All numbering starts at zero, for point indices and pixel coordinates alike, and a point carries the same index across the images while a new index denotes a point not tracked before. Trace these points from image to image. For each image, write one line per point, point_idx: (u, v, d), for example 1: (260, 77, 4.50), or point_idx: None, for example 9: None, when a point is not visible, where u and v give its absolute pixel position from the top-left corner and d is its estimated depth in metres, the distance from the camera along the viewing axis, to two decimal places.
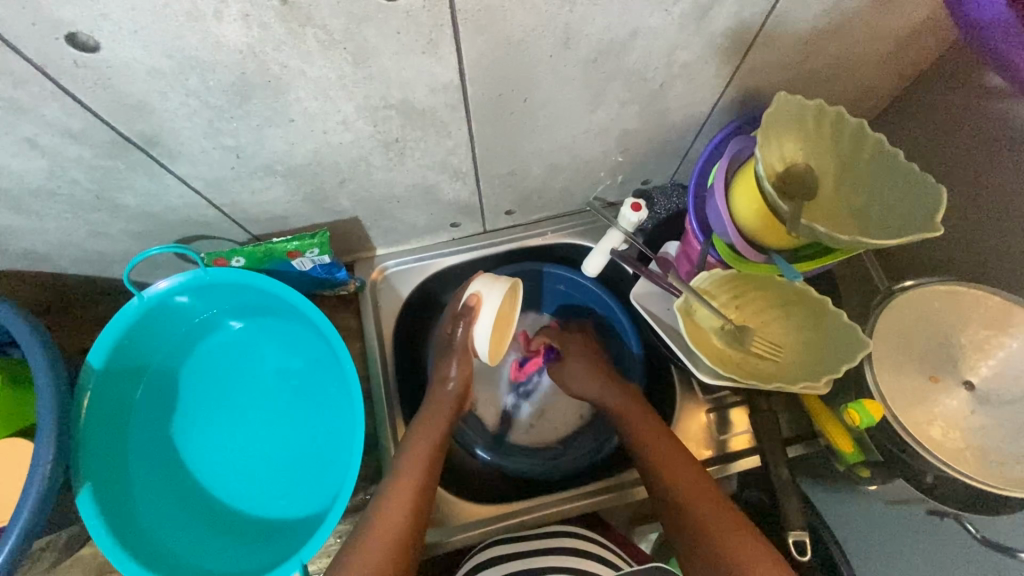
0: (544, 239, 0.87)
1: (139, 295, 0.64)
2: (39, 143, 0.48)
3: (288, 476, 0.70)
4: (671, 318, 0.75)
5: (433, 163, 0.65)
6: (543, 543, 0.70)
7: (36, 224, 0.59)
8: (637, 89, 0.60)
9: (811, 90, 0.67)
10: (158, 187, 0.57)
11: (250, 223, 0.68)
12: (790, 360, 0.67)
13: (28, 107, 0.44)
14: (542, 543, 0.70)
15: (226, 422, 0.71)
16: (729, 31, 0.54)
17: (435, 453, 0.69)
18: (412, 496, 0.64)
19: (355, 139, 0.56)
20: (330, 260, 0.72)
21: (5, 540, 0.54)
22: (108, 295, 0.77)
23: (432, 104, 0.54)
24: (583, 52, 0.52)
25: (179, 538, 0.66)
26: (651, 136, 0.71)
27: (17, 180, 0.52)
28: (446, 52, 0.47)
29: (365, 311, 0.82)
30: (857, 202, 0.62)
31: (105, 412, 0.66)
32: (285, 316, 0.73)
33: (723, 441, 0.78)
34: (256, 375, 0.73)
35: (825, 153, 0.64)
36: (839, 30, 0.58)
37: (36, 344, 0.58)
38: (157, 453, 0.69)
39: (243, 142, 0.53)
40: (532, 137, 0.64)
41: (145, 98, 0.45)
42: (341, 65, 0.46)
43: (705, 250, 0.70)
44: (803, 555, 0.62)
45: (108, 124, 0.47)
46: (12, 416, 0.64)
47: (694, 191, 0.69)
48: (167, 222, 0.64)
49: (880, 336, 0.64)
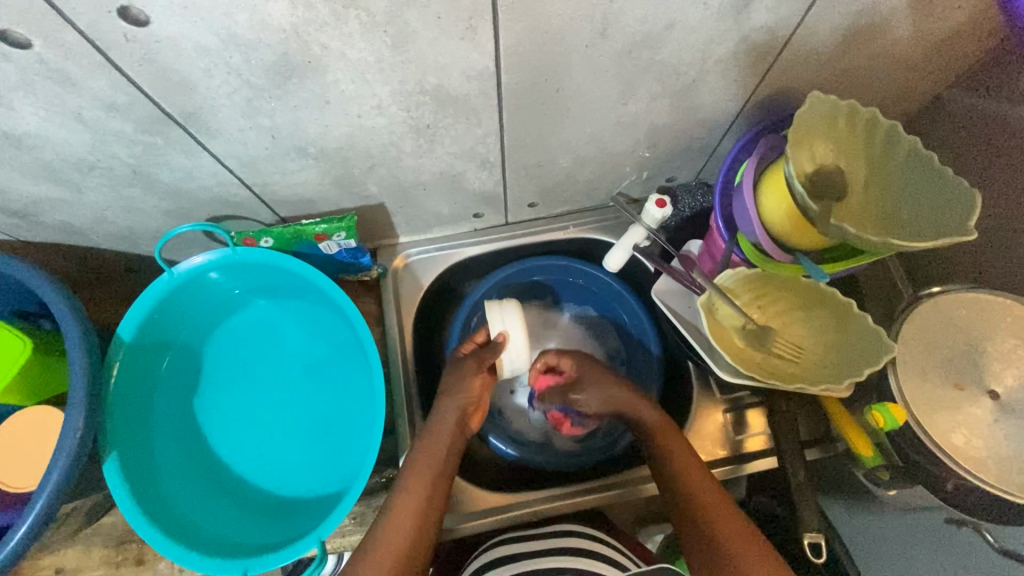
0: (565, 233, 0.87)
1: (170, 269, 0.65)
2: (84, 116, 0.49)
3: (305, 455, 0.71)
4: (692, 315, 0.75)
5: (461, 152, 0.65)
6: (549, 542, 0.70)
7: (74, 197, 0.61)
8: (670, 83, 0.60)
9: (845, 90, 0.66)
10: (193, 165, 0.58)
11: (279, 205, 0.68)
12: (811, 362, 0.67)
13: (77, 80, 0.45)
14: (548, 543, 0.70)
15: (248, 399, 0.72)
16: (767, 26, 0.54)
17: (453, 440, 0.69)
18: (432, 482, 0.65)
19: (388, 123, 0.57)
20: (355, 245, 0.73)
21: (32, 505, 0.55)
22: (137, 271, 0.79)
23: (466, 90, 0.54)
24: (619, 43, 0.52)
25: (201, 510, 0.67)
26: (679, 132, 0.70)
27: (59, 152, 0.53)
28: (484, 38, 0.48)
29: (387, 297, 0.83)
30: (886, 205, 0.62)
31: (133, 382, 0.67)
32: (310, 298, 0.74)
33: (739, 441, 0.77)
34: (278, 355, 0.74)
35: (856, 154, 0.64)
36: (877, 31, 0.57)
37: (69, 315, 0.59)
38: (180, 426, 0.70)
39: (279, 123, 0.54)
40: (562, 128, 0.64)
41: (189, 75, 0.46)
42: (380, 48, 0.47)
43: (730, 249, 0.70)
44: (819, 557, 0.62)
45: (151, 100, 0.48)
46: (42, 384, 0.67)
47: (722, 188, 0.69)
48: (198, 200, 0.65)
49: (904, 342, 0.63)
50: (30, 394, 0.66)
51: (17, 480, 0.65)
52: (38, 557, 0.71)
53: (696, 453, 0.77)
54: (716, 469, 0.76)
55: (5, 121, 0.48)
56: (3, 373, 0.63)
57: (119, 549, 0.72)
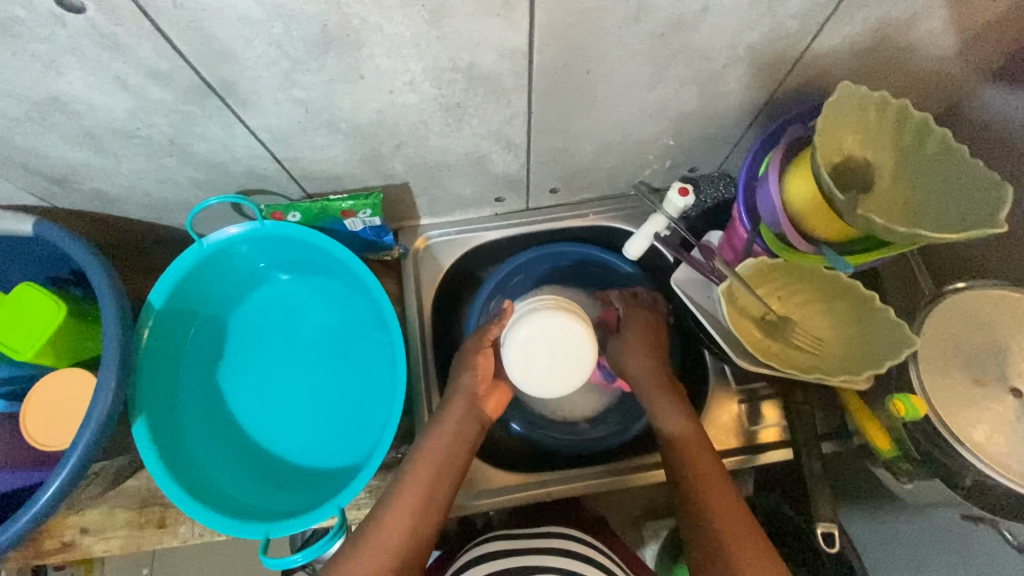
0: (586, 220, 0.88)
1: (200, 239, 0.67)
2: (128, 83, 0.50)
3: (325, 426, 0.72)
4: (710, 305, 0.75)
5: (489, 133, 0.66)
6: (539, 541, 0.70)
7: (111, 165, 0.62)
8: (700, 69, 0.60)
9: (876, 82, 0.66)
10: (228, 136, 0.60)
11: (307, 181, 0.70)
12: (830, 355, 0.67)
13: (124, 45, 0.46)
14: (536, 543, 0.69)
15: (270, 372, 0.74)
16: (800, 13, 0.54)
17: (459, 430, 0.69)
18: (430, 463, 0.66)
19: (419, 100, 0.58)
20: (380, 223, 0.74)
21: (61, 466, 0.57)
22: (165, 244, 0.81)
23: (498, 70, 0.55)
24: (652, 26, 0.52)
25: (223, 476, 0.69)
26: (705, 121, 0.71)
27: (101, 118, 0.55)
28: (520, 16, 0.48)
29: (407, 278, 0.85)
30: (914, 200, 0.62)
31: (160, 349, 0.69)
32: (333, 274, 0.76)
33: (753, 432, 0.78)
34: (299, 330, 0.75)
35: (886, 146, 0.63)
36: (911, 21, 0.57)
37: (105, 284, 0.61)
38: (205, 394, 0.72)
39: (313, 97, 0.55)
40: (590, 112, 0.65)
41: (232, 45, 0.47)
42: (417, 23, 0.47)
43: (751, 239, 0.70)
44: (832, 547, 0.62)
45: (193, 68, 0.50)
46: (72, 346, 0.69)
47: (745, 179, 0.69)
48: (230, 172, 0.67)
49: (927, 336, 0.63)
50: (61, 356, 0.68)
51: (45, 439, 0.67)
52: (66, 515, 0.74)
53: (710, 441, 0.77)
54: (728, 457, 0.76)
55: (54, 86, 0.50)
56: (39, 335, 0.65)
57: (142, 511, 0.74)
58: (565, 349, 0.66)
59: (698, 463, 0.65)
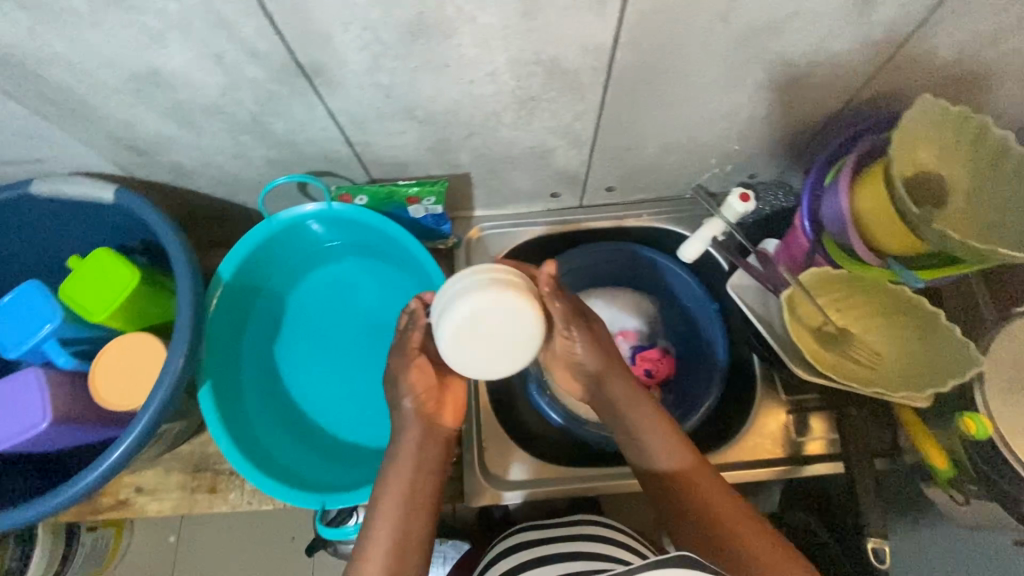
0: (639, 221, 0.88)
1: (271, 217, 0.69)
2: (225, 60, 0.52)
3: (376, 407, 0.74)
4: (765, 313, 0.75)
5: (557, 128, 0.67)
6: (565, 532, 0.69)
7: (193, 139, 0.64)
8: (778, 74, 0.60)
9: (955, 96, 0.65)
10: (307, 117, 0.61)
11: (374, 165, 0.71)
12: (889, 370, 0.67)
13: (228, 22, 0.48)
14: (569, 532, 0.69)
15: (325, 350, 0.76)
16: (890, 22, 0.53)
17: None
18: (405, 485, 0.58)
19: (496, 92, 0.59)
20: (441, 212, 0.75)
21: (132, 428, 0.60)
22: (228, 220, 0.83)
23: (579, 65, 0.56)
24: (738, 28, 0.52)
25: (277, 447, 0.71)
26: (773, 127, 0.70)
27: (193, 93, 0.57)
28: (611, 12, 0.49)
29: (459, 267, 0.86)
30: (989, 217, 0.61)
31: (224, 321, 0.71)
32: (390, 259, 0.78)
33: (799, 444, 0.77)
34: (354, 311, 0.77)
35: (962, 160, 0.62)
36: (1003, 35, 0.56)
37: (182, 255, 0.64)
38: (262, 366, 0.74)
39: (396, 82, 0.56)
40: (660, 111, 0.65)
41: (329, 27, 0.49)
42: (510, 14, 0.48)
43: (813, 248, 0.70)
44: (882, 563, 0.61)
45: (288, 49, 0.51)
46: (141, 312, 0.71)
47: (811, 187, 0.68)
48: (302, 153, 0.68)
49: (994, 358, 0.62)
50: (131, 321, 0.71)
51: (110, 398, 0.69)
52: (123, 474, 0.77)
53: (754, 450, 0.77)
54: (773, 467, 0.75)
55: (156, 59, 0.52)
56: (114, 299, 0.67)
57: (195, 476, 0.77)
58: (525, 342, 0.56)
59: (704, 491, 0.60)
